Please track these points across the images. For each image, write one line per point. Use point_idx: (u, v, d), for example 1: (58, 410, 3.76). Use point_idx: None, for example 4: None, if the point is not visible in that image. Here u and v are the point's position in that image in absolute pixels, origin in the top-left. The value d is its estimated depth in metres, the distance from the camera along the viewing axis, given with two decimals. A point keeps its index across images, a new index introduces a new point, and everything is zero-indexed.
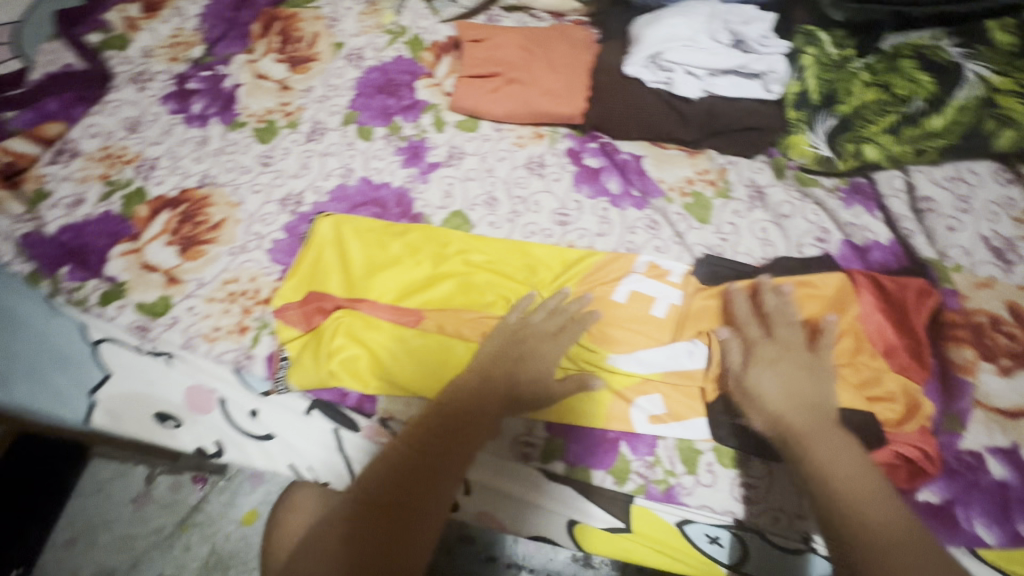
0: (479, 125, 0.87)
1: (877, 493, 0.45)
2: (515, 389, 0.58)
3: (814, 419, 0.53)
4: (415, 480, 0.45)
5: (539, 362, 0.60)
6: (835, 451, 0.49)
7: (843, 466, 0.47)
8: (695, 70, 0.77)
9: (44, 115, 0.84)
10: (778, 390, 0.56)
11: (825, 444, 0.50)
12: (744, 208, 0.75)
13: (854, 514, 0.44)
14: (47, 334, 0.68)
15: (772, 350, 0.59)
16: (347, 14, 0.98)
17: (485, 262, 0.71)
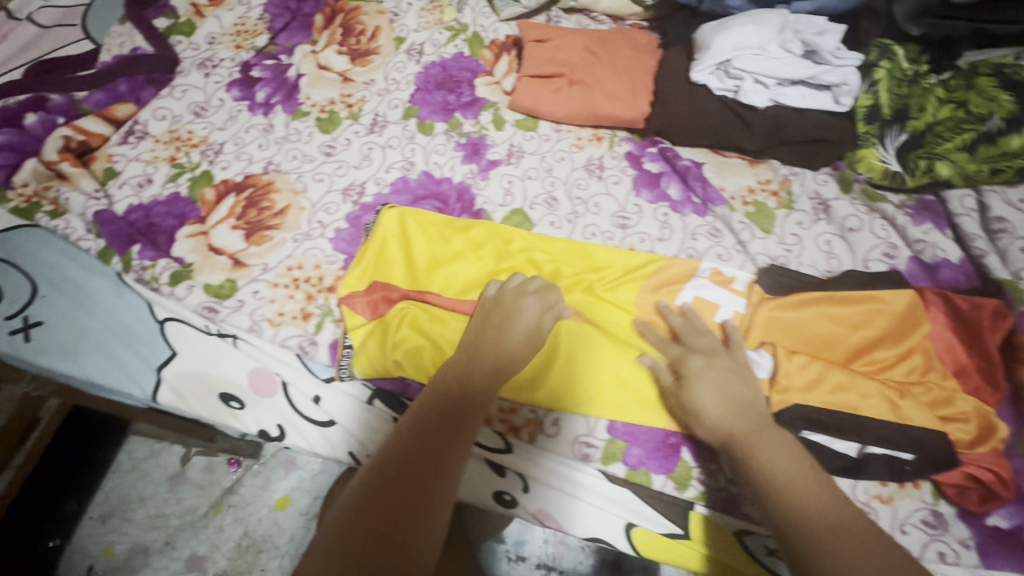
0: (538, 125, 0.87)
1: (848, 506, 0.43)
2: (500, 359, 0.56)
3: (771, 430, 0.51)
4: (406, 480, 0.41)
5: (517, 324, 0.60)
6: (794, 463, 0.47)
7: (809, 482, 0.45)
8: (764, 79, 0.77)
9: (115, 97, 0.86)
10: (715, 398, 0.55)
11: (769, 453, 0.48)
12: (808, 220, 0.74)
13: (797, 509, 0.43)
14: (116, 311, 0.69)
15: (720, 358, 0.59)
16: (409, 10, 0.99)
17: (549, 260, 0.72)
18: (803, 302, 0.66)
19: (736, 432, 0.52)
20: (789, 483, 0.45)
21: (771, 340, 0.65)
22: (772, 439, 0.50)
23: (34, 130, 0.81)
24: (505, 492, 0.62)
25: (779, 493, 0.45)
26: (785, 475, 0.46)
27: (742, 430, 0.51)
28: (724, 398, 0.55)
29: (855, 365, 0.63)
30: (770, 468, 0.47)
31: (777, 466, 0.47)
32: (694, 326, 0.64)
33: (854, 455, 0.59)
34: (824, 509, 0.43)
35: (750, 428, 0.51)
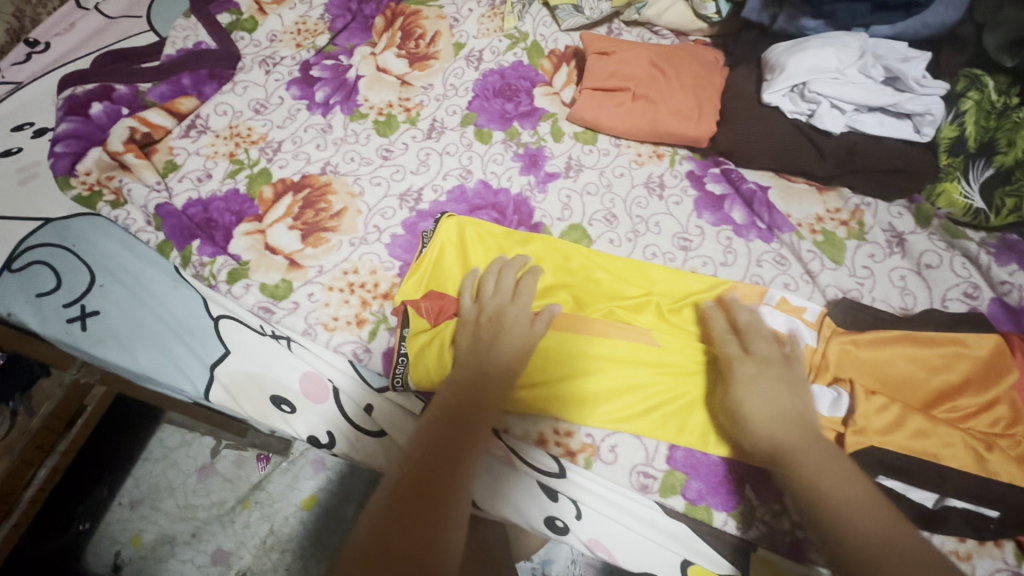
0: (597, 139, 0.85)
1: (894, 521, 0.44)
2: (500, 364, 0.56)
3: (816, 441, 0.50)
4: (418, 495, 0.43)
5: (511, 331, 0.60)
6: (843, 479, 0.46)
7: (860, 501, 0.45)
8: (841, 104, 0.74)
9: (178, 90, 0.86)
10: (762, 409, 0.53)
11: (818, 469, 0.47)
12: (881, 253, 0.71)
13: (849, 532, 0.43)
14: (171, 305, 0.69)
15: (750, 367, 0.57)
16: (469, 16, 0.98)
17: (608, 277, 0.70)
18: (881, 341, 0.63)
19: (781, 444, 0.50)
20: (835, 502, 0.45)
21: (846, 378, 0.63)
22: (818, 452, 0.49)
23: (99, 120, 0.82)
24: (557, 518, 0.60)
25: (833, 513, 0.44)
26: (834, 491, 0.46)
27: (788, 441, 0.50)
28: (764, 412, 0.53)
29: (936, 412, 0.61)
30: (817, 485, 0.46)
31: (826, 482, 0.46)
32: (761, 329, 0.61)
33: (930, 505, 0.58)
34: (875, 530, 0.43)
35: (794, 439, 0.50)
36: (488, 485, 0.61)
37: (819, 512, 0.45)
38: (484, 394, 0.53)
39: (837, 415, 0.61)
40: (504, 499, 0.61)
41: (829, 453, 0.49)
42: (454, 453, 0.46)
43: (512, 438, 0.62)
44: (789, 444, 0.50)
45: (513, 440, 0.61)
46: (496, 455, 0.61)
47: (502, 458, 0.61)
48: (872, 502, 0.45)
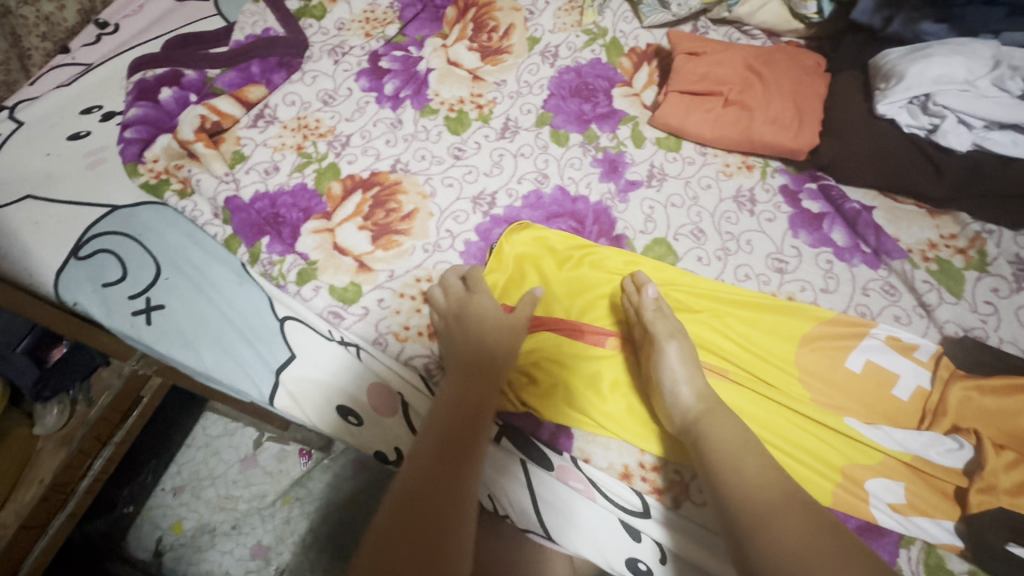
0: (681, 146, 0.79)
1: (780, 480, 0.44)
2: (474, 373, 0.56)
3: (733, 423, 0.51)
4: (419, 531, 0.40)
5: (485, 322, 0.60)
6: (741, 446, 0.48)
7: (765, 476, 0.45)
8: (969, 120, 0.67)
9: (246, 78, 0.83)
10: (681, 367, 0.56)
11: (727, 443, 0.48)
12: (1007, 288, 0.64)
13: (735, 478, 0.45)
14: (237, 303, 0.66)
15: (667, 326, 0.59)
16: (545, 9, 0.93)
17: (684, 299, 0.65)
18: (1008, 389, 0.56)
19: (700, 416, 0.52)
20: (741, 480, 0.45)
21: (969, 428, 0.55)
22: (732, 429, 0.50)
23: (168, 106, 0.80)
24: (639, 561, 0.55)
25: (731, 484, 0.45)
26: (740, 464, 0.46)
27: (710, 420, 0.51)
28: (686, 373, 0.55)
29: None
30: (717, 452, 0.48)
31: (725, 452, 0.48)
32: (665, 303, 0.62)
33: None
34: (771, 496, 0.43)
35: (712, 412, 0.52)
36: (568, 520, 0.57)
37: (716, 481, 0.46)
38: (470, 402, 0.52)
39: (957, 466, 0.54)
40: (584, 534, 0.56)
41: (732, 423, 0.51)
42: (446, 466, 0.46)
43: (593, 469, 0.58)
44: (697, 414, 0.52)
45: (593, 472, 0.57)
46: (574, 485, 0.57)
47: (582, 492, 0.57)
48: (788, 483, 0.44)
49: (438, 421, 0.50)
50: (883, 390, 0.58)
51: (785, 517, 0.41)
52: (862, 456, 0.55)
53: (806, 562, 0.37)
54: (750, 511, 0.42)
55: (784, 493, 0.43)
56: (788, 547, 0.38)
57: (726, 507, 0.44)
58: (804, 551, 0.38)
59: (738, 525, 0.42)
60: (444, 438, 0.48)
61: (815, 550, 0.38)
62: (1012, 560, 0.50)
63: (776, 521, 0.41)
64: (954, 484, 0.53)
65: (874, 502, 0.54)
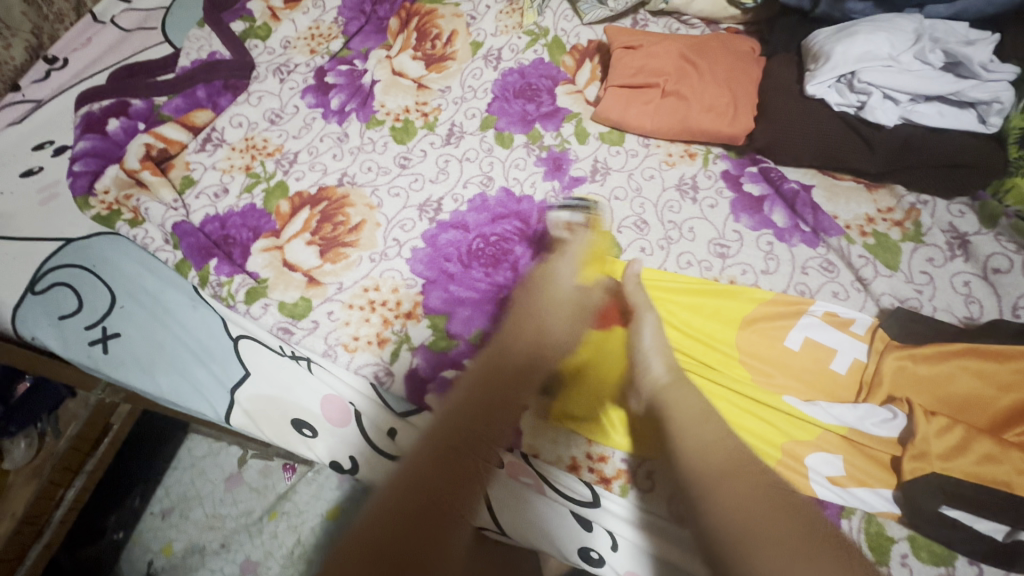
0: (625, 139, 0.80)
1: (739, 450, 0.46)
2: (526, 355, 0.59)
3: (692, 398, 0.52)
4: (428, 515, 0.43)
5: (557, 312, 0.62)
6: (702, 418, 0.49)
7: (722, 443, 0.46)
8: (894, 95, 0.68)
9: (194, 103, 0.85)
10: (653, 340, 0.58)
11: (688, 417, 0.49)
12: (942, 256, 0.65)
13: (695, 445, 0.46)
14: (190, 325, 0.67)
15: (642, 300, 0.63)
16: (486, 13, 0.94)
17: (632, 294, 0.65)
18: (939, 355, 0.57)
19: (663, 390, 0.53)
20: (695, 450, 0.46)
21: (903, 398, 0.56)
22: (693, 404, 0.51)
23: (117, 137, 0.81)
24: (591, 549, 0.56)
25: (691, 450, 0.46)
26: (701, 433, 0.47)
27: (673, 394, 0.52)
28: (656, 346, 0.57)
29: (1005, 435, 0.54)
30: (676, 424, 0.49)
31: (688, 421, 0.49)
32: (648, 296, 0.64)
33: (1000, 537, 0.51)
34: (728, 463, 0.44)
35: (676, 381, 0.54)
36: (520, 513, 0.57)
37: (673, 452, 0.47)
38: (497, 398, 0.54)
39: (893, 436, 0.55)
40: (536, 527, 0.57)
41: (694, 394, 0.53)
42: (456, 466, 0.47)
43: (540, 463, 0.59)
44: (661, 384, 0.54)
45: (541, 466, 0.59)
46: (523, 479, 0.58)
47: (532, 487, 0.58)
48: (742, 451, 0.46)
49: (469, 401, 0.53)
50: (822, 365, 0.60)
51: (736, 486, 0.42)
52: (802, 432, 0.56)
53: (753, 534, 0.38)
54: (700, 478, 0.43)
55: (740, 462, 0.44)
56: (734, 513, 0.40)
57: (680, 475, 0.45)
58: (751, 523, 0.39)
59: (693, 495, 0.43)
60: (455, 441, 0.48)
61: (764, 522, 0.39)
62: (944, 520, 0.51)
63: (729, 490, 0.42)
64: (893, 453, 0.55)
65: (814, 477, 0.55)
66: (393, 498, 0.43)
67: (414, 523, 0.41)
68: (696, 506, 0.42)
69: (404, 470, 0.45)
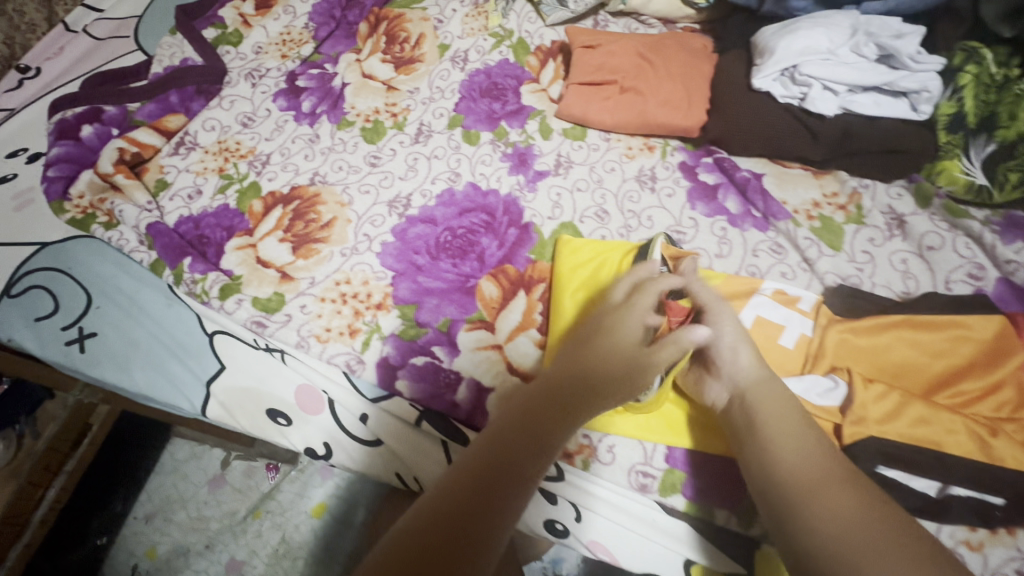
0: (586, 134, 0.84)
1: (834, 459, 0.46)
2: (584, 370, 0.51)
3: (782, 398, 0.52)
4: (465, 519, 0.36)
5: (618, 334, 0.55)
6: (792, 426, 0.49)
7: (815, 454, 0.46)
8: (833, 86, 0.73)
9: (166, 108, 0.87)
10: (739, 335, 0.58)
11: (779, 427, 0.50)
12: (881, 237, 0.69)
13: (783, 453, 0.47)
14: (166, 323, 0.69)
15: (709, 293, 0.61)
16: (453, 16, 0.97)
17: (585, 287, 0.67)
18: (876, 328, 0.61)
19: (750, 391, 0.54)
20: (789, 456, 0.47)
21: (845, 368, 0.60)
22: (781, 405, 0.52)
23: (90, 142, 0.83)
24: (556, 521, 0.60)
25: (779, 458, 0.47)
26: (791, 442, 0.48)
27: (759, 395, 0.53)
28: (734, 340, 0.57)
29: (937, 398, 0.57)
30: (766, 428, 0.50)
31: (777, 427, 0.50)
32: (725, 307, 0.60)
33: (933, 494, 0.54)
34: (822, 473, 0.45)
35: (762, 382, 0.54)
36: None
37: (765, 456, 0.48)
38: (566, 408, 0.46)
39: (835, 404, 0.58)
40: None
41: (782, 397, 0.52)
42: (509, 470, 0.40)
43: None
44: (745, 390, 0.54)
45: None
46: None
47: None
48: (839, 463, 0.46)
49: (530, 404, 0.46)
50: (771, 342, 0.63)
51: (831, 492, 0.43)
52: None
53: (847, 544, 0.39)
54: (796, 484, 0.44)
55: (832, 472, 0.45)
56: (830, 521, 0.41)
57: (774, 479, 0.46)
58: (847, 528, 0.40)
59: (784, 499, 0.44)
60: (511, 441, 0.42)
61: (863, 528, 0.39)
62: (883, 480, 0.55)
63: (824, 501, 0.42)
64: (838, 422, 0.57)
65: None
66: (429, 499, 0.38)
67: (452, 519, 0.36)
68: (788, 511, 0.43)
69: (454, 468, 0.41)
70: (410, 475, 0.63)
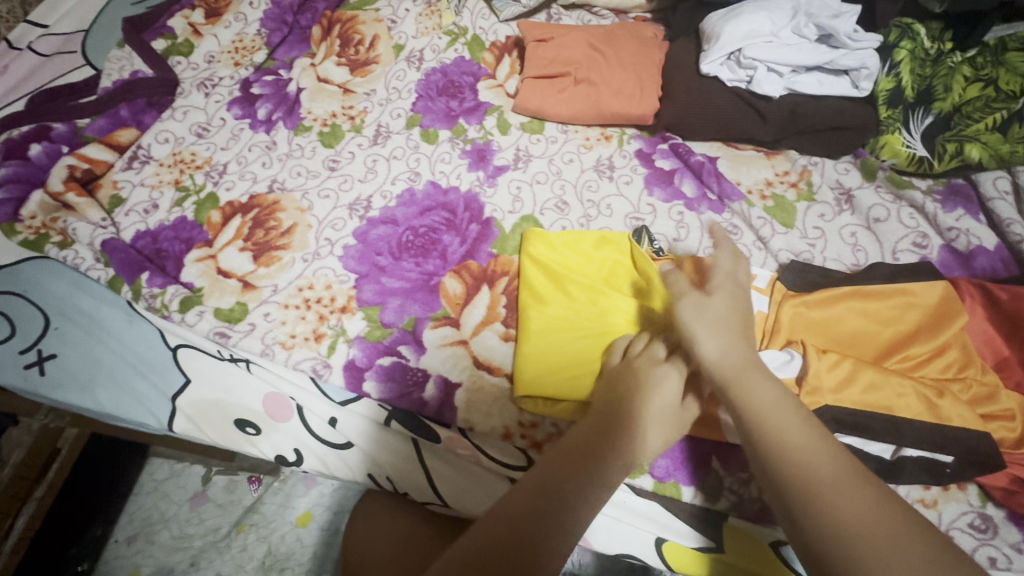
0: (544, 127, 0.84)
1: (829, 445, 0.43)
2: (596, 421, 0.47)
3: (769, 382, 0.47)
4: None
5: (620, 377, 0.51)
6: (784, 410, 0.45)
7: (812, 443, 0.43)
8: (777, 67, 0.75)
9: (117, 123, 0.85)
10: (710, 314, 0.51)
11: (772, 413, 0.45)
12: (831, 212, 0.71)
13: (785, 447, 0.43)
14: (128, 340, 0.68)
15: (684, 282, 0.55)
16: (406, 16, 0.97)
17: (554, 282, 0.67)
18: (829, 300, 0.62)
19: (732, 378, 0.48)
20: (789, 448, 0.42)
21: (798, 342, 0.60)
22: (769, 389, 0.47)
23: (39, 161, 0.81)
24: None
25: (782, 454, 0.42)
26: (788, 434, 0.43)
27: (746, 377, 0.47)
28: (716, 319, 0.51)
29: (889, 363, 0.60)
30: (765, 416, 0.45)
31: (773, 415, 0.45)
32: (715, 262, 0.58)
33: (888, 456, 0.56)
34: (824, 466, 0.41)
35: (748, 364, 0.48)
36: (460, 486, 0.61)
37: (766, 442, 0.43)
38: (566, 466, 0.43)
39: (791, 377, 0.58)
40: (474, 498, 0.61)
41: (768, 378, 0.48)
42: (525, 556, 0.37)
43: (478, 435, 0.62)
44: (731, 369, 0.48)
45: (478, 437, 0.62)
46: (461, 453, 0.61)
47: (470, 458, 0.61)
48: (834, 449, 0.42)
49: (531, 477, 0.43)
50: None
51: (842, 485, 0.40)
52: None
53: (868, 547, 0.37)
54: (806, 476, 0.41)
55: (833, 465, 0.41)
56: (847, 527, 0.38)
57: (777, 468, 0.42)
58: (861, 533, 0.37)
59: (793, 490, 0.41)
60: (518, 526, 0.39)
61: (882, 532, 0.37)
62: (840, 447, 0.56)
63: (835, 501, 0.39)
64: (794, 395, 0.57)
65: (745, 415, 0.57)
66: None
67: None
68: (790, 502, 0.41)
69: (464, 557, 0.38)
70: (382, 476, 0.63)
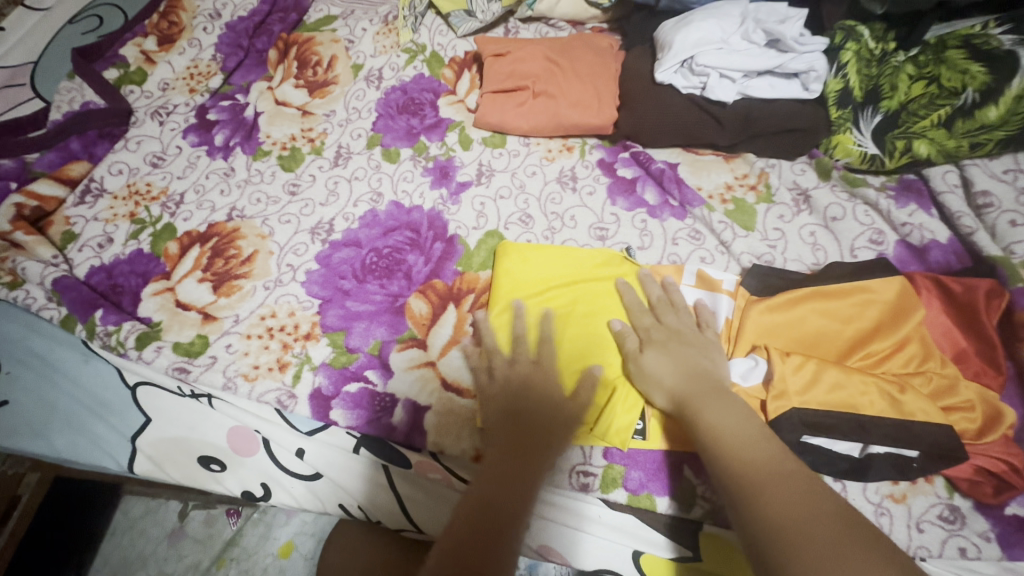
0: (506, 141, 0.84)
1: (774, 452, 0.46)
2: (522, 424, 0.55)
3: (727, 405, 0.51)
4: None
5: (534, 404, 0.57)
6: (736, 423, 0.49)
7: (758, 451, 0.46)
8: (730, 73, 0.76)
9: (68, 156, 0.83)
10: (669, 356, 0.58)
11: (721, 425, 0.49)
12: (790, 213, 0.72)
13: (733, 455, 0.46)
14: (85, 381, 0.67)
15: (661, 333, 0.60)
16: (364, 36, 0.97)
17: (526, 293, 0.67)
18: (792, 303, 0.62)
19: (688, 400, 0.53)
20: (739, 455, 0.46)
21: (762, 345, 0.61)
22: (725, 409, 0.51)
23: None
24: None
25: (731, 459, 0.46)
26: (736, 445, 0.47)
27: (694, 398, 0.53)
28: (676, 356, 0.58)
29: (851, 361, 0.61)
30: (717, 432, 0.49)
31: (723, 431, 0.49)
32: (674, 298, 0.64)
33: (856, 454, 0.56)
34: (766, 466, 0.44)
35: (698, 391, 0.54)
36: (432, 510, 0.61)
37: (714, 458, 0.47)
38: (509, 465, 0.52)
39: (758, 381, 0.59)
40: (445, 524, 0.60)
41: (724, 401, 0.52)
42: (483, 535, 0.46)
43: (448, 458, 0.61)
44: (686, 394, 0.54)
45: (450, 461, 0.60)
46: (434, 478, 0.60)
47: (443, 481, 0.60)
48: (779, 454, 0.45)
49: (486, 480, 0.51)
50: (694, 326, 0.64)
51: (777, 485, 0.42)
52: None
53: (798, 528, 0.39)
54: (745, 480, 0.44)
55: (776, 465, 0.44)
56: (779, 512, 0.40)
57: (722, 480, 0.46)
58: (797, 518, 0.40)
59: (734, 489, 0.44)
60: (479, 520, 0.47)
61: (813, 513, 0.40)
62: (809, 448, 0.56)
63: (768, 493, 0.42)
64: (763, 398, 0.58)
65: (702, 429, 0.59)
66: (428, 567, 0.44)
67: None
68: (737, 514, 0.43)
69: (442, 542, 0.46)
70: (355, 506, 0.62)
